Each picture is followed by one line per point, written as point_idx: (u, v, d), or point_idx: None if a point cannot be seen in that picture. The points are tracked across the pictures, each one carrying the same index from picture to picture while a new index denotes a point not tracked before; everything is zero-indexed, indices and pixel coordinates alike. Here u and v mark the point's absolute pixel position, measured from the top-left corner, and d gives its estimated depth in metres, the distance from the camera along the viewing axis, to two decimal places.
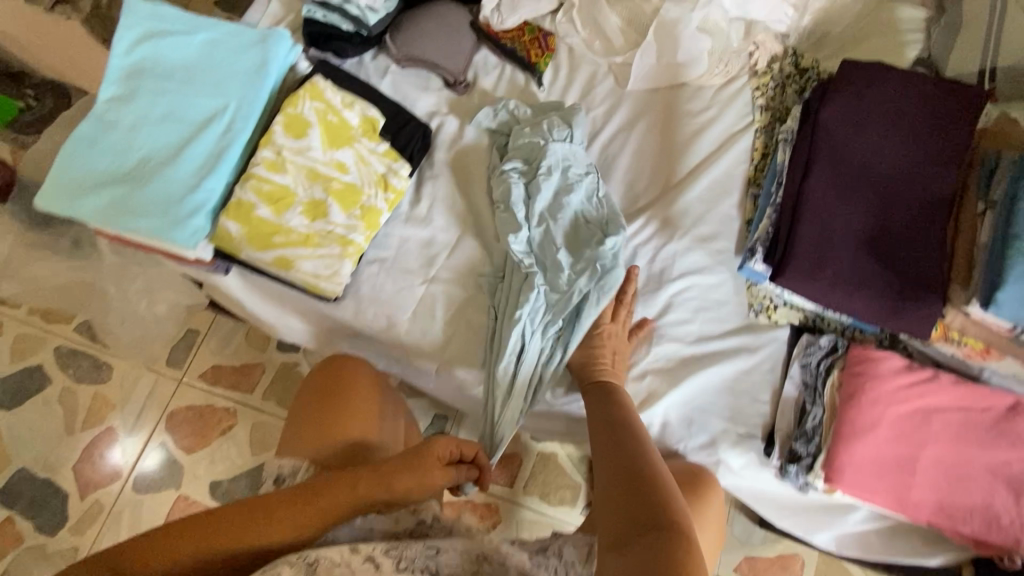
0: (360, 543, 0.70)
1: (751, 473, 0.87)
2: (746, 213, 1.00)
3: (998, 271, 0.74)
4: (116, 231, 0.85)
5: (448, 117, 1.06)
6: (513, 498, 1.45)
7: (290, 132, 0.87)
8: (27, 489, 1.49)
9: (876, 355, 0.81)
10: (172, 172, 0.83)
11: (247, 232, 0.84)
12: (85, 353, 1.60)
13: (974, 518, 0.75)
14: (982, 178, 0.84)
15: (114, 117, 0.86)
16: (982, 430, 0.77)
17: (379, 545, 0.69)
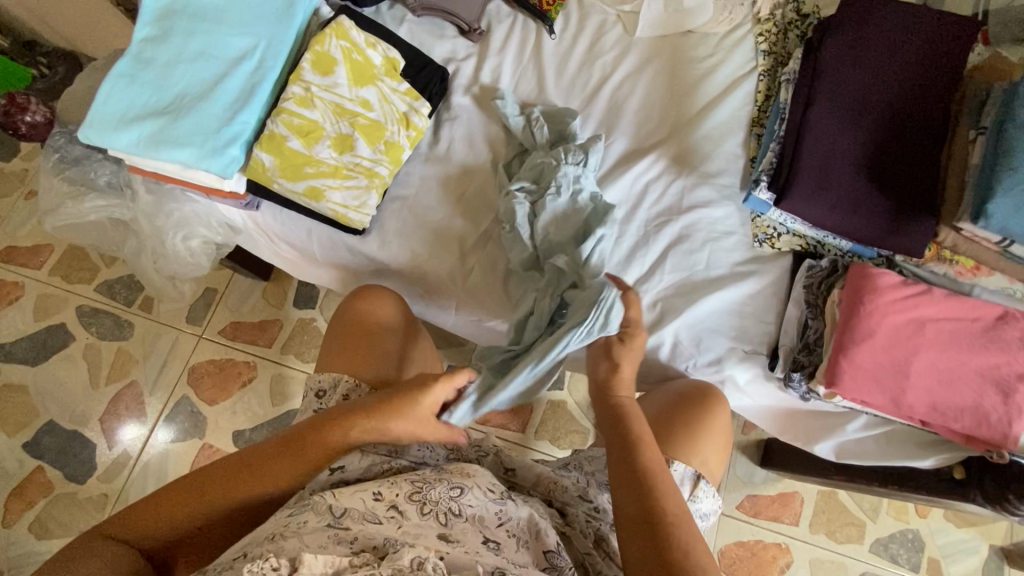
0: (383, 489, 0.73)
1: (756, 385, 0.95)
2: (751, 151, 1.04)
3: (988, 186, 0.79)
4: (154, 165, 0.89)
5: (464, 63, 1.09)
6: (526, 441, 1.51)
7: (318, 69, 0.91)
8: (55, 441, 1.54)
9: (873, 272, 0.87)
10: (207, 105, 0.87)
11: (280, 162, 0.89)
12: (106, 311, 1.64)
13: (963, 417, 0.81)
14: (974, 106, 0.89)
15: (150, 56, 0.90)
16: (972, 338, 0.83)
17: (403, 492, 0.73)
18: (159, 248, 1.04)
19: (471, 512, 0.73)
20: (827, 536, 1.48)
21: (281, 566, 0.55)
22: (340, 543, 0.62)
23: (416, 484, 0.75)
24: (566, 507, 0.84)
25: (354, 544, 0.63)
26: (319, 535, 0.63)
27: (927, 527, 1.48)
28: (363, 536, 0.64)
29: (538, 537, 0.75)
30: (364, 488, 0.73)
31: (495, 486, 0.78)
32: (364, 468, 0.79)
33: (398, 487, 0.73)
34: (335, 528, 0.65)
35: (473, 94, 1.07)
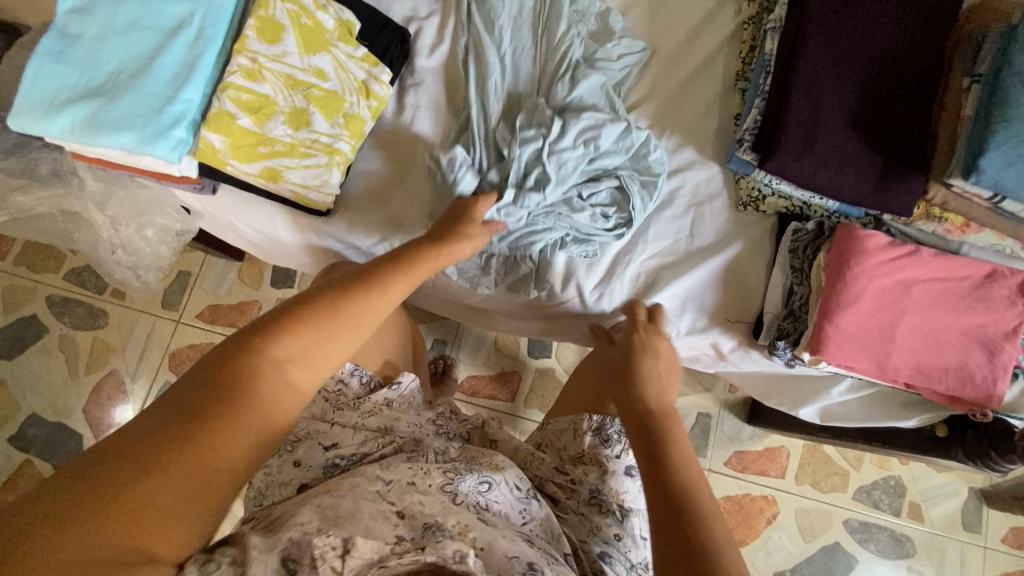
0: (416, 477, 0.69)
1: (740, 352, 0.93)
2: (734, 108, 0.97)
3: (981, 140, 0.75)
4: (96, 152, 0.83)
5: (426, 21, 1.01)
6: (517, 410, 1.52)
7: (264, 37, 0.84)
8: (40, 433, 1.52)
9: (861, 234, 0.83)
10: (145, 84, 0.80)
11: (230, 143, 0.82)
12: (78, 300, 1.59)
13: (948, 378, 0.80)
14: (970, 51, 0.83)
15: (76, 31, 0.82)
16: (958, 298, 0.81)
17: (436, 481, 0.69)
18: (116, 238, 0.99)
19: (498, 509, 0.70)
20: (813, 487, 1.51)
21: (338, 546, 0.53)
22: (388, 522, 0.60)
23: (447, 473, 0.70)
24: (545, 485, 0.83)
25: (400, 527, 0.60)
26: (372, 502, 0.63)
27: (908, 473, 1.52)
28: (407, 520, 0.61)
29: (558, 540, 0.72)
30: (398, 475, 0.68)
31: (520, 483, 0.76)
32: (360, 444, 0.79)
33: (431, 477, 0.69)
34: (384, 499, 0.64)
35: (438, 55, 0.99)
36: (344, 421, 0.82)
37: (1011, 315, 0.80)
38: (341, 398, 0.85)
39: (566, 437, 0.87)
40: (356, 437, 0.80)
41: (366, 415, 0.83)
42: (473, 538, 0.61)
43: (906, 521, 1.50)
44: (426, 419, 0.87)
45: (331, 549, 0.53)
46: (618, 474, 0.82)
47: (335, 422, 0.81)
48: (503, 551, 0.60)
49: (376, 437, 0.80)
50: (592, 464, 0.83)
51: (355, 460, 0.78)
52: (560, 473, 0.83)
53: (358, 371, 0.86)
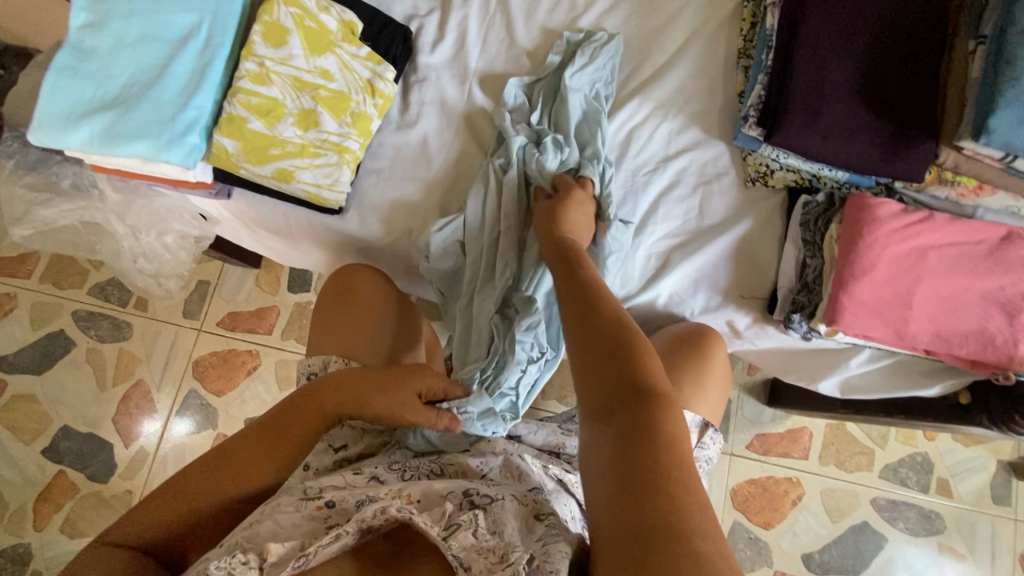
0: (365, 463, 0.73)
1: (755, 328, 0.93)
2: (739, 86, 0.96)
3: (989, 99, 0.74)
4: (114, 162, 0.85)
5: (427, 18, 1.02)
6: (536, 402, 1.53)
7: (270, 41, 0.86)
8: (72, 446, 1.56)
9: (872, 202, 0.83)
10: (159, 93, 0.82)
11: (243, 146, 0.84)
12: (102, 314, 1.63)
13: (969, 342, 0.79)
14: (975, 11, 0.82)
15: (91, 46, 0.84)
16: (975, 262, 0.80)
17: (382, 467, 0.73)
18: (137, 247, 1.02)
19: (451, 471, 0.74)
20: (837, 467, 1.50)
21: (251, 560, 0.54)
22: (316, 518, 0.62)
23: (396, 453, 0.75)
24: (575, 458, 0.84)
25: (329, 518, 0.62)
26: (292, 511, 0.62)
27: (935, 449, 1.50)
28: (336, 510, 0.63)
29: (522, 478, 0.72)
30: (348, 466, 0.73)
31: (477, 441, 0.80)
32: (364, 447, 0.81)
33: (376, 465, 0.73)
34: (306, 506, 0.63)
35: (440, 51, 1.00)
36: (353, 421, 0.82)
37: None
38: None
39: None
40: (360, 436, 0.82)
41: None
42: (406, 493, 0.62)
43: (935, 497, 1.48)
44: None
45: (241, 564, 0.53)
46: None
47: (344, 423, 0.82)
48: (439, 492, 0.64)
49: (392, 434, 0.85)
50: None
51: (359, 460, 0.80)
52: None
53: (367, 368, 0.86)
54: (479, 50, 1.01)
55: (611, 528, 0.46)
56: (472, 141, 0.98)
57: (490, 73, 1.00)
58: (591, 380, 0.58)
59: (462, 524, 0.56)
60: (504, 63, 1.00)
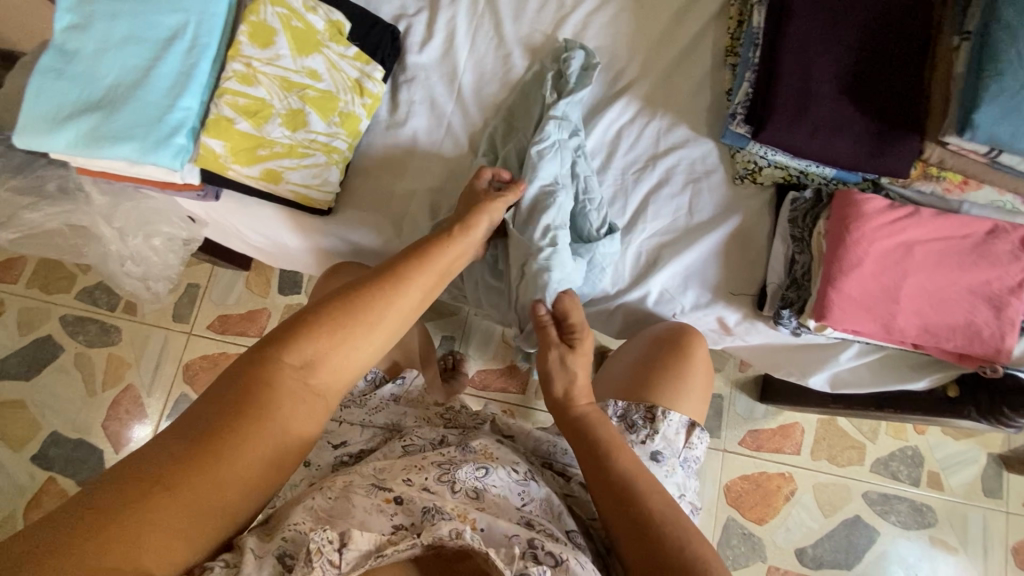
0: (413, 473, 0.69)
1: (745, 325, 0.94)
2: (726, 83, 0.97)
3: (974, 95, 0.75)
4: (100, 164, 0.84)
5: (415, 18, 1.02)
6: (529, 401, 1.53)
7: (257, 42, 0.85)
8: (62, 452, 1.54)
9: (860, 198, 0.84)
10: (145, 94, 0.82)
11: (231, 147, 0.84)
12: (90, 319, 1.62)
13: (955, 336, 0.80)
14: (958, 8, 0.83)
15: (75, 47, 0.83)
16: (961, 256, 0.81)
17: (431, 474, 0.70)
18: (124, 250, 1.01)
19: (495, 493, 0.70)
20: (829, 462, 1.51)
21: (334, 538, 0.53)
22: (382, 513, 0.62)
23: (444, 464, 0.71)
24: (570, 469, 0.82)
25: (396, 515, 0.62)
26: (363, 497, 0.64)
27: (925, 443, 1.51)
28: (404, 508, 0.63)
29: (558, 518, 0.72)
30: (394, 474, 0.69)
31: (518, 466, 0.75)
32: (367, 441, 0.82)
33: (426, 470, 0.70)
34: (377, 493, 0.65)
35: (429, 50, 1.00)
36: (350, 419, 0.85)
37: (1015, 269, 0.80)
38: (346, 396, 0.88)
39: None
40: (363, 434, 0.83)
41: (371, 412, 0.86)
42: (471, 519, 0.62)
43: (926, 490, 1.49)
44: (433, 412, 0.87)
45: (327, 543, 0.52)
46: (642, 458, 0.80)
47: (343, 420, 0.84)
48: (503, 532, 0.62)
49: (386, 434, 0.83)
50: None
51: (362, 455, 0.81)
52: None
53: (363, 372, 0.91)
54: (468, 49, 1.01)
55: (635, 565, 0.62)
56: (461, 140, 0.98)
57: (479, 72, 1.00)
58: (607, 510, 0.66)
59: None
60: (493, 62, 1.00)
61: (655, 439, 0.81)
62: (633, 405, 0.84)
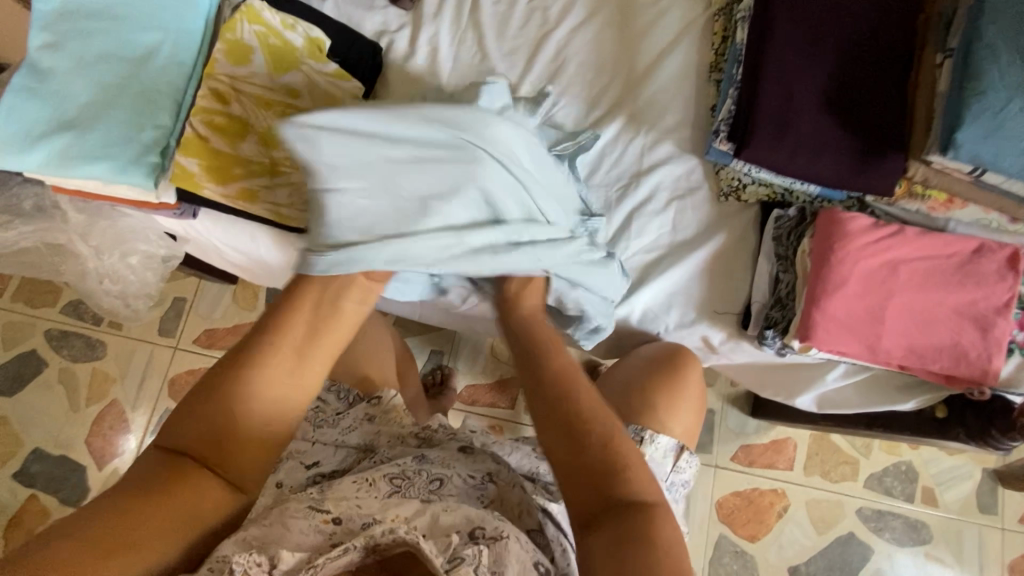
0: (362, 489, 0.69)
1: (731, 343, 0.92)
2: (710, 99, 0.96)
3: (957, 112, 0.74)
4: (74, 183, 0.83)
5: (397, 35, 1.01)
6: (518, 415, 1.51)
7: (232, 59, 0.84)
8: (44, 469, 1.52)
9: (843, 216, 0.83)
10: (119, 113, 0.81)
11: (206, 166, 0.82)
12: (74, 333, 1.60)
13: (942, 356, 0.79)
14: (941, 26, 0.82)
15: (49, 65, 0.82)
16: (947, 275, 0.80)
17: (381, 492, 0.69)
18: (102, 268, 1.00)
19: (452, 500, 0.70)
20: (822, 477, 1.49)
21: (264, 561, 0.53)
22: (318, 532, 0.60)
23: (396, 480, 0.71)
24: (550, 486, 0.84)
25: (335, 535, 0.60)
26: (300, 520, 0.61)
27: (919, 458, 1.49)
28: (343, 528, 0.60)
29: (521, 518, 0.72)
30: (344, 490, 0.69)
31: (476, 471, 0.76)
32: (339, 461, 0.81)
33: (378, 486, 0.70)
34: (317, 511, 0.63)
35: (411, 67, 0.99)
36: (325, 439, 0.84)
37: (1002, 289, 0.79)
38: (320, 415, 0.87)
39: None
40: (336, 453, 0.82)
41: (346, 431, 0.85)
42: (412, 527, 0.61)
43: (920, 506, 1.47)
44: (408, 429, 0.86)
45: (256, 566, 0.52)
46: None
47: (315, 441, 0.83)
48: (443, 527, 0.61)
49: (357, 453, 0.83)
50: None
51: (334, 474, 0.80)
52: None
53: (336, 388, 0.91)
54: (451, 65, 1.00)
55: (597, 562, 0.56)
56: None
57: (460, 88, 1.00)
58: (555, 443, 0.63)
59: (465, 560, 0.54)
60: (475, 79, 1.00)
61: None
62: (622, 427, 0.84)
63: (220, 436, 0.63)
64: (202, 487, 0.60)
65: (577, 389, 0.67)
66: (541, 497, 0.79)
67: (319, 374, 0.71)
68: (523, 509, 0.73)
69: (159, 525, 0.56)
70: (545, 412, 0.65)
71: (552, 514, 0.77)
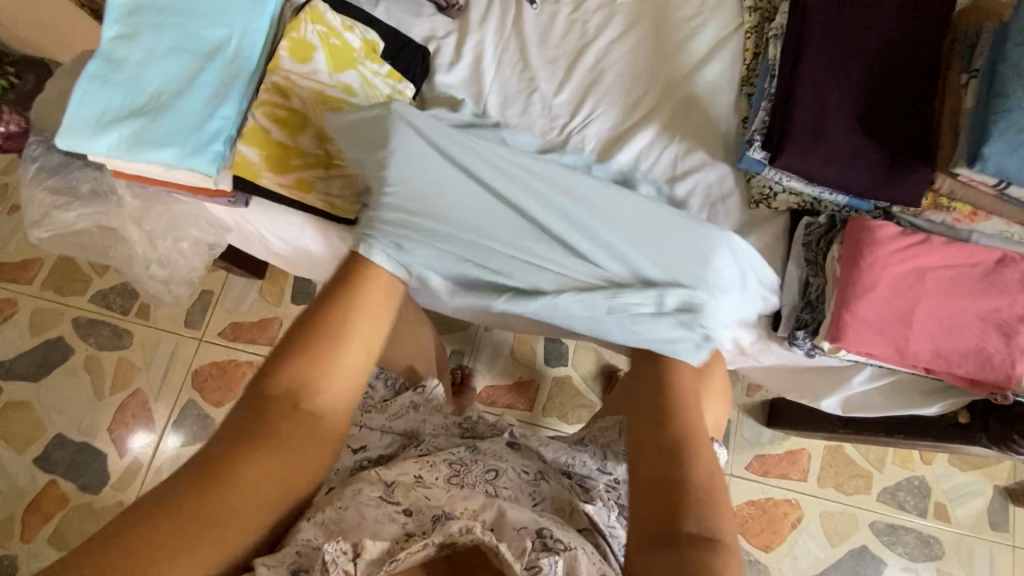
0: (424, 471, 0.75)
1: (760, 344, 0.96)
2: (742, 111, 1.01)
3: (983, 129, 0.78)
4: (138, 167, 0.87)
5: (444, 41, 1.06)
6: (536, 417, 1.53)
7: (296, 57, 0.88)
8: (65, 455, 1.54)
9: (871, 223, 0.87)
10: (187, 102, 0.85)
11: (265, 156, 0.87)
12: (102, 322, 1.63)
13: (968, 361, 0.82)
14: (964, 52, 0.88)
15: (122, 55, 0.87)
16: (972, 283, 0.83)
17: (441, 474, 0.75)
18: (151, 252, 1.03)
19: (507, 492, 0.75)
20: (836, 489, 1.51)
21: (349, 549, 0.60)
22: (393, 522, 0.66)
23: (454, 465, 0.76)
24: (587, 480, 0.85)
25: (407, 524, 0.66)
26: (374, 507, 0.68)
27: (931, 473, 1.51)
28: (415, 516, 0.67)
29: (573, 515, 0.77)
30: (407, 471, 0.75)
31: (528, 467, 0.81)
32: (385, 446, 0.86)
33: (437, 470, 0.75)
34: (388, 502, 0.69)
35: (457, 71, 1.04)
36: (372, 424, 0.88)
37: None
38: (368, 400, 0.91)
39: (611, 433, 0.91)
40: (382, 439, 0.86)
41: (392, 418, 0.89)
42: (481, 520, 0.68)
43: (933, 522, 1.48)
44: (451, 421, 0.90)
45: (342, 554, 0.59)
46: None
47: (362, 425, 0.88)
48: (512, 524, 0.66)
49: (403, 441, 0.87)
50: None
51: (382, 460, 0.84)
52: (604, 472, 0.86)
53: (383, 375, 0.92)
54: (494, 71, 1.05)
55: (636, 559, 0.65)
56: None
57: (503, 93, 1.04)
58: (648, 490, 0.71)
59: (542, 568, 0.60)
60: (517, 85, 1.05)
61: None
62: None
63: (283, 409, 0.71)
64: (276, 460, 0.67)
65: (688, 410, 0.79)
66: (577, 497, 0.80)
67: (368, 354, 0.78)
68: (574, 508, 0.78)
69: (251, 481, 0.65)
70: (657, 426, 0.77)
71: (593, 520, 0.78)
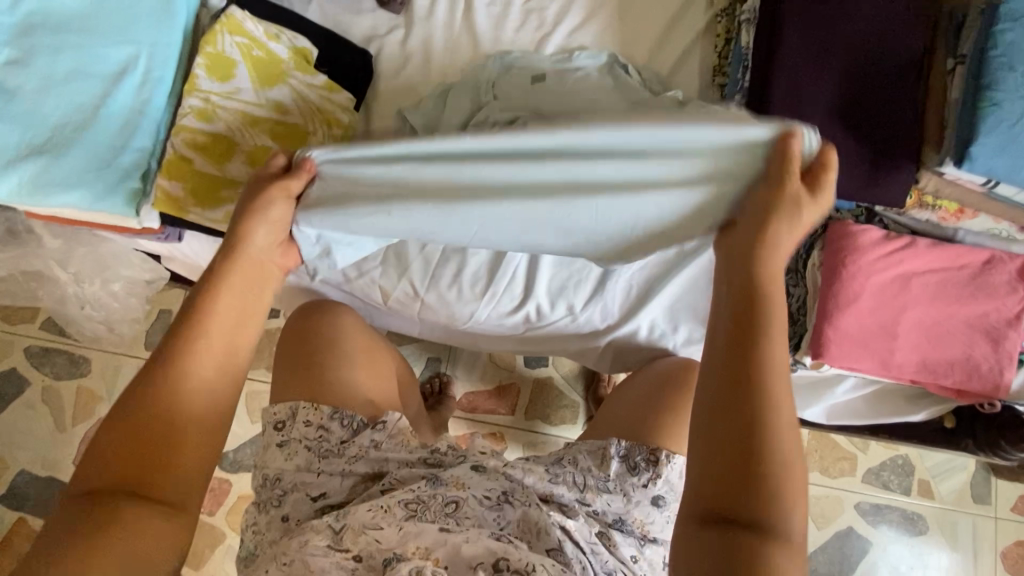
0: (377, 513, 0.71)
1: None
2: (715, 105, 0.93)
3: (970, 124, 0.72)
4: (48, 210, 0.78)
5: (387, 41, 0.95)
6: (520, 420, 1.50)
7: (215, 75, 0.80)
8: (31, 490, 1.46)
9: (854, 229, 0.81)
10: (96, 135, 0.76)
11: (190, 189, 0.78)
12: (55, 348, 1.52)
13: (954, 370, 0.78)
14: (950, 33, 0.82)
15: (13, 83, 0.76)
16: (959, 288, 0.79)
17: (398, 517, 0.70)
18: (84, 292, 0.95)
19: (468, 523, 0.71)
20: (822, 473, 1.50)
21: None
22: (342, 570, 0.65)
23: (411, 505, 0.72)
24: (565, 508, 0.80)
25: (358, 570, 0.65)
26: (321, 556, 0.66)
27: (915, 451, 1.51)
28: (365, 565, 0.66)
29: (541, 537, 0.72)
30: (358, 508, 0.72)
31: (490, 491, 0.75)
32: (346, 490, 0.81)
33: (392, 510, 0.71)
34: (337, 550, 0.67)
35: (403, 76, 0.94)
36: (330, 469, 0.82)
37: (1012, 301, 0.78)
38: (324, 444, 0.83)
39: (592, 458, 0.84)
40: (343, 483, 0.81)
41: (353, 460, 0.82)
42: (433, 558, 0.65)
43: (917, 499, 1.49)
44: (416, 455, 0.83)
45: None
46: (643, 503, 0.81)
47: (321, 471, 0.81)
48: (467, 561, 0.65)
49: (365, 481, 0.82)
50: (616, 494, 0.81)
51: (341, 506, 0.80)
52: (583, 503, 0.80)
53: (338, 415, 0.84)
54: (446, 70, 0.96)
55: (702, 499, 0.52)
56: None
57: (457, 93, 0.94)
58: (717, 421, 0.52)
59: None
60: None
61: (657, 482, 0.82)
62: (635, 446, 0.83)
63: (129, 445, 0.56)
64: (140, 509, 0.54)
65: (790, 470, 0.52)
66: (556, 513, 0.77)
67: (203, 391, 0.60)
68: (542, 527, 0.73)
69: (139, 515, 0.54)
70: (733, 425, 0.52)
71: (569, 534, 0.75)
